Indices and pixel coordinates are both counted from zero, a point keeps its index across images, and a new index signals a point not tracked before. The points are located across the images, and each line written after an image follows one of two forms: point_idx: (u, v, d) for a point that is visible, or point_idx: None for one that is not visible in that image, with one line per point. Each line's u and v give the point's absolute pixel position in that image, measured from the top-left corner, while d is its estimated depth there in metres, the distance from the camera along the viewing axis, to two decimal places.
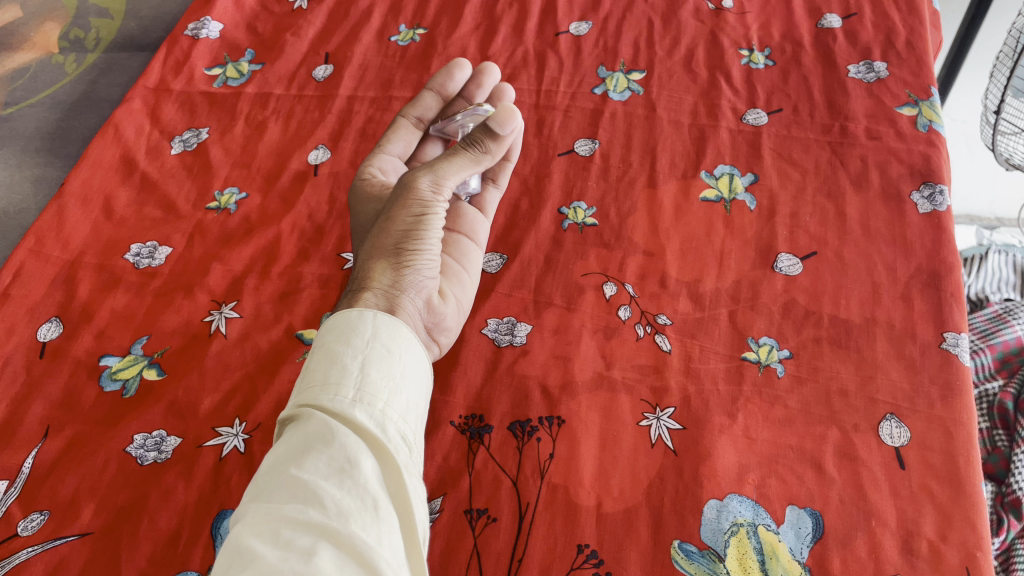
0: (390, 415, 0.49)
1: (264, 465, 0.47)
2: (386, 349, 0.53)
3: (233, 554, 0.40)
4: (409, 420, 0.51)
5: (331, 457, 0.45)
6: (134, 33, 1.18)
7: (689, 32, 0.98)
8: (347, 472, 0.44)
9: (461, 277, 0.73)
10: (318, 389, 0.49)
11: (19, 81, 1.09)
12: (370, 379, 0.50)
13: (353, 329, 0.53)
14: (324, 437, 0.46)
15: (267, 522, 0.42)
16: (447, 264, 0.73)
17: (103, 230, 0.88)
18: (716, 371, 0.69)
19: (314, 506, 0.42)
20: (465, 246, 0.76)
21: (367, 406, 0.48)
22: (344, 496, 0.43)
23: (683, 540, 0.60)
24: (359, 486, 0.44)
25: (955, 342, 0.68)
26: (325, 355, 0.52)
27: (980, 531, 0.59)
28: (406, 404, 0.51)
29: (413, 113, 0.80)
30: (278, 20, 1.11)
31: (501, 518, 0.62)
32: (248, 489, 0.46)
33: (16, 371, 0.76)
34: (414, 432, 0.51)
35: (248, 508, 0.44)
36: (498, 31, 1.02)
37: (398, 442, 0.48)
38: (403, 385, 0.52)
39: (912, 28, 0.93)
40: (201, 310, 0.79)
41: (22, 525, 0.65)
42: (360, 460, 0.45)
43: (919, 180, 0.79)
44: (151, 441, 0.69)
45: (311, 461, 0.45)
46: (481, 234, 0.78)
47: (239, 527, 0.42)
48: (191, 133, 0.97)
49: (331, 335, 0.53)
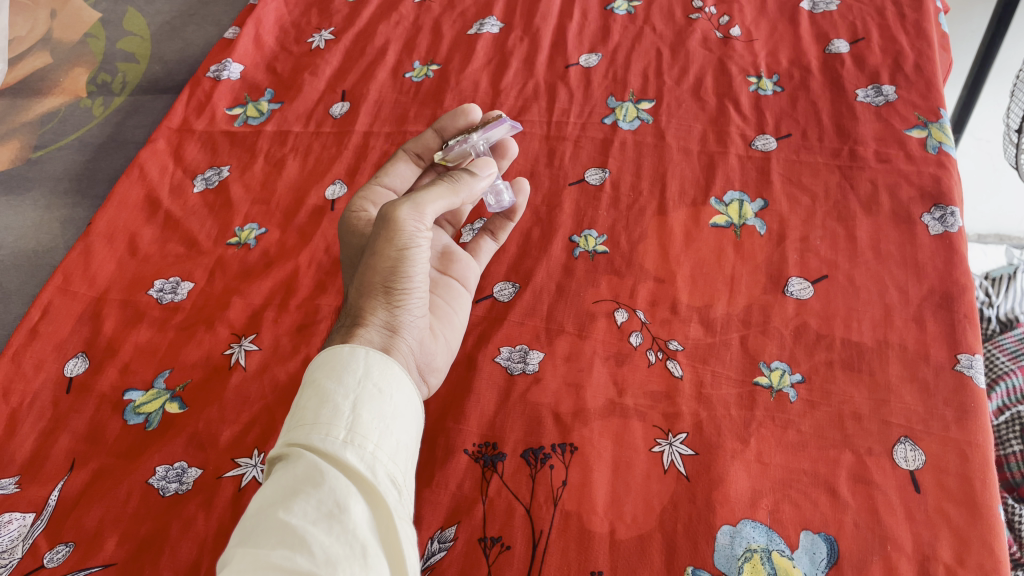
0: (380, 458, 0.50)
1: (252, 505, 0.48)
2: (377, 388, 0.54)
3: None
4: (400, 463, 0.52)
5: (320, 500, 0.46)
6: (159, 76, 1.22)
7: (697, 60, 0.99)
8: (335, 516, 0.46)
9: (451, 316, 0.75)
10: (308, 428, 0.51)
11: (48, 125, 1.13)
12: (362, 420, 0.51)
13: (344, 366, 0.54)
14: (313, 480, 0.47)
15: (253, 569, 0.42)
16: (437, 304, 0.74)
17: (128, 266, 0.90)
18: (728, 397, 0.69)
19: (301, 552, 0.43)
20: (455, 289, 0.77)
21: (358, 448, 0.50)
22: (332, 542, 0.45)
23: (696, 566, 0.60)
24: (347, 531, 0.45)
25: (970, 363, 0.68)
26: (316, 393, 0.53)
27: (999, 555, 0.58)
28: (396, 445, 0.53)
29: (412, 149, 0.81)
30: (296, 60, 1.14)
31: (515, 545, 0.63)
32: (237, 530, 0.47)
33: (43, 406, 0.78)
34: (403, 475, 0.52)
35: (234, 552, 0.45)
36: (510, 65, 1.04)
37: (387, 485, 0.49)
38: (393, 426, 0.53)
39: (921, 51, 0.94)
40: (222, 343, 0.81)
41: (48, 557, 0.66)
42: (349, 505, 0.47)
43: (930, 203, 0.79)
44: (172, 473, 0.71)
45: (299, 505, 0.46)
46: (473, 278, 0.79)
47: (224, 573, 0.43)
48: (213, 171, 1.00)
49: (323, 372, 0.54)
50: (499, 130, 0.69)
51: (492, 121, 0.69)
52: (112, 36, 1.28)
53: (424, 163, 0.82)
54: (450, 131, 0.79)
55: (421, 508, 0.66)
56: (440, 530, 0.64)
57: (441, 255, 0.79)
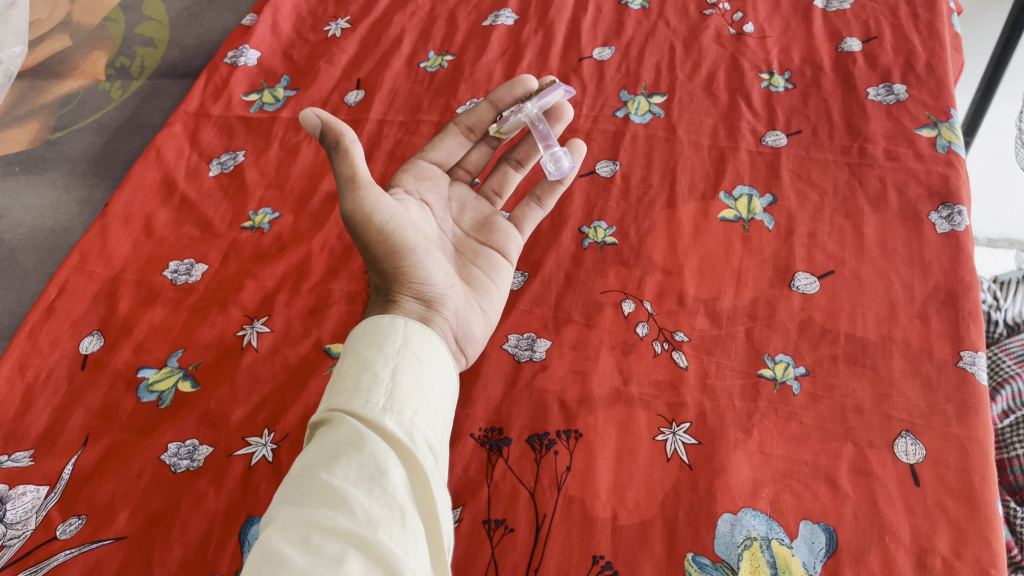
0: (418, 425, 0.52)
1: (295, 467, 0.50)
2: (415, 357, 0.57)
3: (263, 558, 0.42)
4: (436, 430, 0.54)
5: (361, 463, 0.48)
6: (177, 61, 1.23)
7: (710, 56, 1.00)
8: (375, 478, 0.47)
9: (490, 290, 0.75)
10: (349, 395, 0.53)
11: (67, 107, 1.14)
12: (400, 388, 0.54)
13: (384, 336, 0.57)
14: (354, 443, 0.49)
15: (298, 527, 0.44)
16: (476, 276, 0.75)
17: (143, 248, 0.92)
18: (732, 388, 0.70)
19: (343, 512, 0.45)
20: (496, 261, 0.78)
21: (397, 415, 0.52)
22: (372, 504, 0.46)
23: (696, 552, 0.61)
24: (387, 493, 0.47)
25: (972, 360, 0.69)
26: (357, 361, 0.56)
27: (996, 549, 0.59)
28: (433, 414, 0.55)
29: (464, 122, 0.82)
30: (313, 48, 1.15)
31: (519, 528, 0.64)
32: (279, 492, 0.49)
33: (59, 382, 0.80)
34: (440, 443, 0.54)
35: (279, 510, 0.46)
36: (524, 56, 1.05)
37: (425, 451, 0.51)
38: (429, 395, 0.56)
39: (933, 51, 0.94)
40: (235, 325, 0.82)
41: (61, 529, 0.68)
42: (388, 468, 0.48)
43: (938, 201, 0.80)
44: (184, 450, 0.72)
45: (341, 467, 0.47)
46: (515, 250, 0.80)
47: (270, 531, 0.45)
48: (228, 156, 1.01)
49: (364, 343, 0.57)
50: (553, 95, 0.75)
51: (546, 88, 0.76)
52: (132, 20, 1.29)
53: (475, 135, 0.83)
54: (505, 101, 0.79)
55: None
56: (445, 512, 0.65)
57: (484, 226, 0.79)
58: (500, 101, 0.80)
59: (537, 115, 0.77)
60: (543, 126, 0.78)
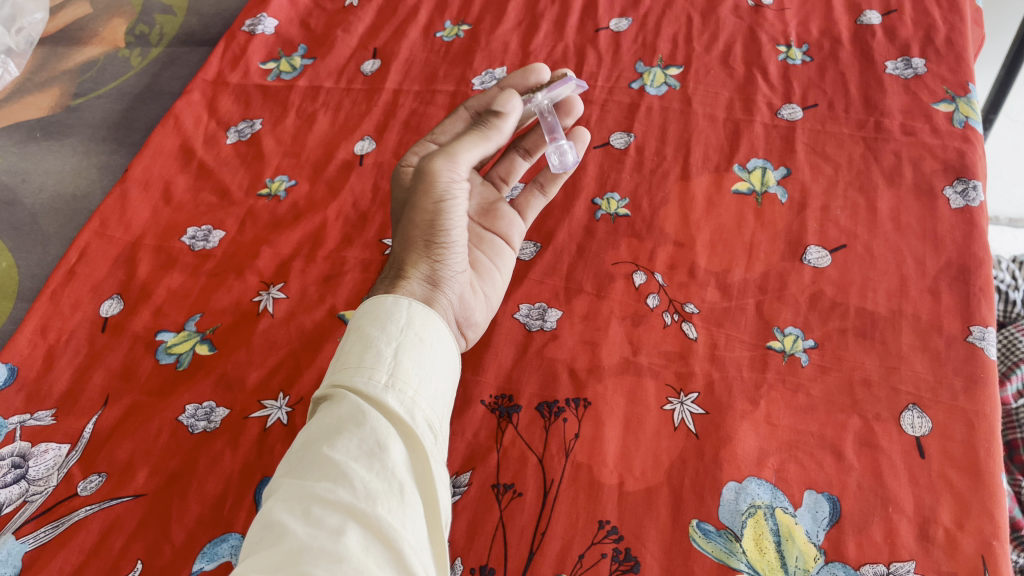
0: (418, 403, 0.53)
1: (299, 441, 0.51)
2: (418, 337, 0.57)
3: (267, 529, 0.45)
4: (437, 408, 0.55)
5: (361, 439, 0.49)
6: (195, 28, 1.24)
7: (728, 28, 0.99)
8: (375, 454, 0.48)
9: (493, 275, 0.76)
10: (352, 371, 0.54)
11: (87, 73, 1.15)
12: (403, 366, 0.54)
13: (388, 315, 0.57)
14: (356, 419, 0.50)
15: (300, 499, 0.46)
16: (480, 260, 0.75)
17: (162, 214, 0.93)
18: (740, 358, 0.71)
19: (343, 486, 0.46)
20: (499, 247, 0.78)
21: (398, 393, 0.52)
22: (372, 478, 0.47)
23: (701, 519, 0.62)
24: (387, 469, 0.48)
25: (982, 335, 0.69)
26: (361, 339, 0.56)
27: (998, 520, 0.60)
28: (434, 393, 0.55)
29: None
30: (330, 17, 1.16)
31: (527, 493, 0.65)
32: (283, 464, 0.51)
33: (80, 344, 0.81)
34: (440, 420, 0.54)
35: (282, 481, 0.48)
36: (540, 27, 1.05)
37: (425, 429, 0.52)
38: (432, 374, 0.56)
39: (953, 24, 0.93)
40: (251, 290, 0.84)
41: (82, 486, 0.70)
42: (389, 445, 0.49)
43: (953, 176, 0.80)
44: (201, 412, 0.74)
45: (342, 443, 0.49)
46: (517, 237, 0.80)
47: (272, 502, 0.46)
48: (246, 124, 1.02)
49: (367, 320, 0.57)
50: (563, 89, 0.73)
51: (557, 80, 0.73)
52: None
53: None
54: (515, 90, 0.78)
55: None
56: (455, 476, 0.67)
57: (487, 212, 0.80)
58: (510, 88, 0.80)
59: (547, 107, 0.76)
60: (552, 117, 0.76)
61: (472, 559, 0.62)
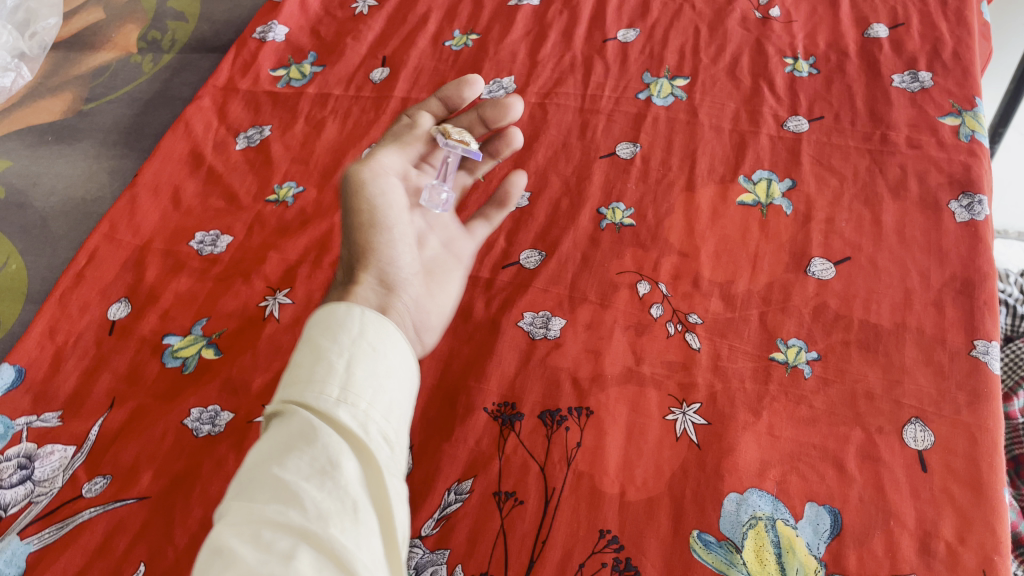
0: (372, 417, 0.53)
1: (248, 461, 0.51)
2: (373, 348, 0.57)
3: (213, 554, 0.43)
4: (392, 421, 0.55)
5: (313, 457, 0.49)
6: (206, 35, 1.25)
7: (735, 39, 0.99)
8: (327, 472, 0.48)
9: (447, 279, 0.76)
10: (303, 387, 0.54)
11: (99, 79, 1.16)
12: (356, 379, 0.54)
13: (341, 325, 0.58)
14: (307, 437, 0.50)
15: (249, 523, 0.45)
16: (435, 267, 0.76)
17: (171, 218, 0.94)
18: (743, 370, 0.71)
19: (294, 507, 0.46)
20: (451, 264, 0.77)
21: (350, 407, 0.53)
22: (323, 497, 0.47)
23: (702, 530, 0.62)
24: (338, 487, 0.48)
25: (985, 350, 0.69)
26: (312, 350, 0.56)
27: (1000, 536, 0.59)
28: (389, 404, 0.56)
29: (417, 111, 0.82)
30: (340, 25, 1.16)
31: (528, 501, 0.65)
32: (232, 486, 0.50)
33: (87, 346, 0.82)
34: (396, 433, 0.55)
35: (231, 505, 0.47)
36: (548, 37, 1.05)
37: (378, 441, 0.52)
38: (387, 385, 0.56)
39: (960, 38, 0.93)
40: (258, 295, 0.84)
41: (87, 487, 0.70)
42: (341, 462, 0.49)
43: (958, 190, 0.80)
44: (206, 416, 0.74)
45: (293, 461, 0.48)
46: (469, 255, 0.80)
47: (221, 527, 0.45)
48: (255, 130, 1.03)
49: (319, 331, 0.57)
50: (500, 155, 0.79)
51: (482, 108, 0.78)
52: None
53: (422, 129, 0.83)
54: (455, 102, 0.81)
55: (440, 461, 0.69)
56: (457, 483, 0.67)
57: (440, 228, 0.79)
58: (450, 99, 0.82)
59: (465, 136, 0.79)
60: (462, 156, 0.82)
61: (473, 566, 0.62)
